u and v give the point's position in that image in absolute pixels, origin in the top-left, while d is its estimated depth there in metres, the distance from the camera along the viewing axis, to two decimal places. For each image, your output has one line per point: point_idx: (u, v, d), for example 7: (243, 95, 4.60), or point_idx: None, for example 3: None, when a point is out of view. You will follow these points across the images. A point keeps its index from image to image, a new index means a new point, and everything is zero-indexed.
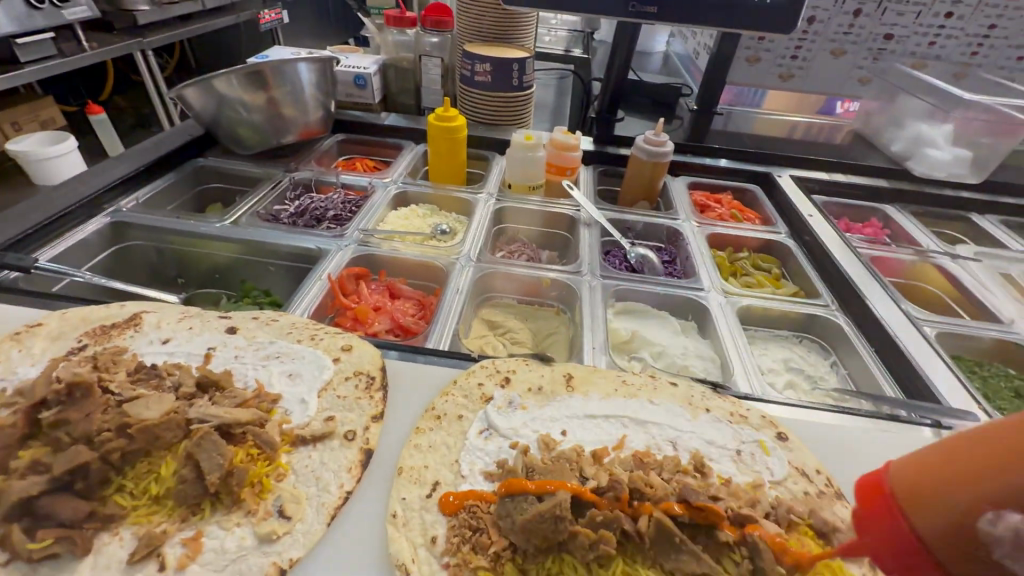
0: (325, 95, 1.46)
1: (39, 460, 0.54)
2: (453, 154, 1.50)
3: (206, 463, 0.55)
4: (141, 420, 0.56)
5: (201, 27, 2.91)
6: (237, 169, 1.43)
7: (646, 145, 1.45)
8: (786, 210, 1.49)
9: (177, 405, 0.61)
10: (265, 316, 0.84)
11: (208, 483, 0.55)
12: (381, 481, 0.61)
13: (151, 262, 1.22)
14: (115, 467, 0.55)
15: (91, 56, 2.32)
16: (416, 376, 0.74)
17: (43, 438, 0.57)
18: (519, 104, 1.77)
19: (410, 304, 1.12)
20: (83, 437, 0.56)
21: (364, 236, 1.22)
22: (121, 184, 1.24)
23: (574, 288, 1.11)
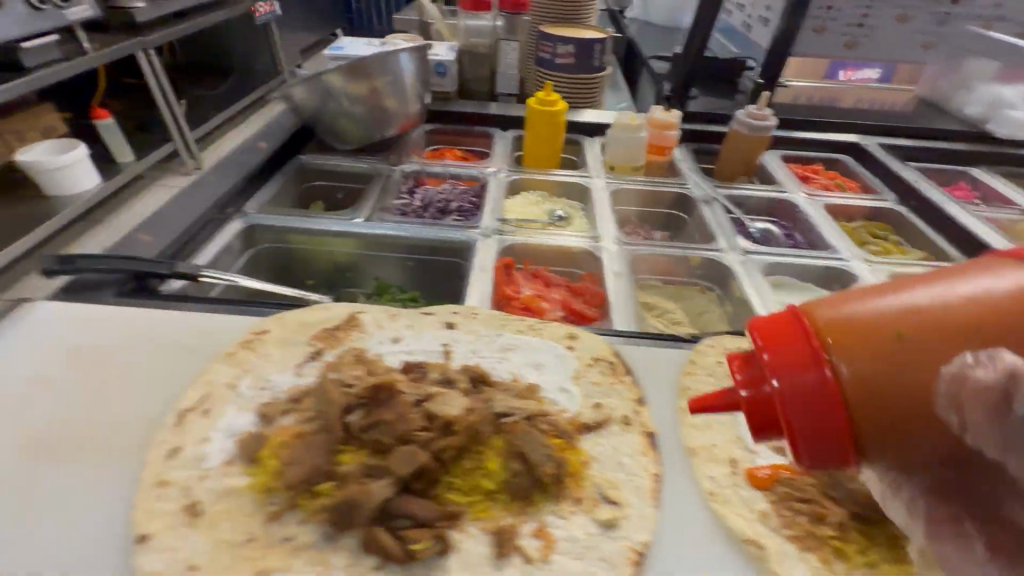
0: (423, 85, 1.41)
1: (374, 463, 0.54)
2: (553, 138, 1.47)
3: (539, 455, 0.55)
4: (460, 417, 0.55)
5: None
6: (341, 164, 1.40)
7: (748, 119, 1.45)
8: (886, 177, 1.51)
9: (473, 400, 0.61)
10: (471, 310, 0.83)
11: (544, 474, 0.55)
12: (678, 462, 0.62)
13: (284, 264, 1.21)
14: (447, 464, 0.55)
15: None
16: (652, 359, 0.75)
17: (364, 442, 0.56)
18: (597, 85, 1.74)
19: (562, 292, 1.08)
20: (408, 437, 0.56)
21: (500, 226, 1.21)
22: (243, 188, 1.22)
23: (726, 266, 1.11)
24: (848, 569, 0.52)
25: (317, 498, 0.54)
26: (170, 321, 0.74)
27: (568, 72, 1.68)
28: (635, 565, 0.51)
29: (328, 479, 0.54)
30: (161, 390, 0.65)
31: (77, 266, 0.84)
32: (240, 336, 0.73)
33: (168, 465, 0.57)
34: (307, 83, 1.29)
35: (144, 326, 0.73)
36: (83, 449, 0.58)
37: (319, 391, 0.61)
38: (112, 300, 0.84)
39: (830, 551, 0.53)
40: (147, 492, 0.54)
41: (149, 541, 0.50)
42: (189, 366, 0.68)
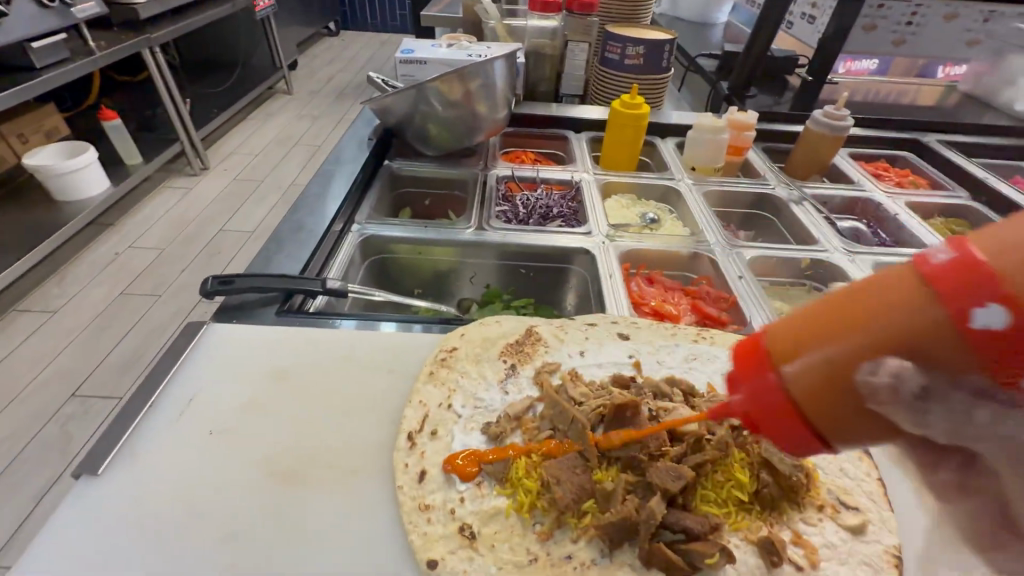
0: (511, 91, 1.41)
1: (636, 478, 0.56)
2: (633, 141, 1.46)
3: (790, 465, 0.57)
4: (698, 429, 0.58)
5: (182, 24, 2.91)
6: (432, 171, 1.40)
7: (824, 118, 1.46)
8: (954, 173, 1.56)
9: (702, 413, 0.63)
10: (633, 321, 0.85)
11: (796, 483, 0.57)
12: (891, 466, 0.65)
13: (394, 274, 1.21)
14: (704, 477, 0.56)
15: (105, 57, 2.29)
16: None
17: (615, 458, 0.58)
18: (661, 88, 1.75)
19: (678, 295, 1.12)
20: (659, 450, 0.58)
21: (610, 232, 1.21)
22: (349, 197, 1.20)
23: (836, 267, 1.15)
24: None
25: (584, 516, 0.55)
26: (359, 343, 0.76)
27: (637, 72, 1.69)
28: (896, 567, 0.54)
29: (589, 497, 0.56)
30: (382, 414, 0.67)
31: (238, 286, 0.83)
32: (430, 355, 0.74)
33: (422, 488, 0.58)
34: (406, 92, 1.29)
35: (339, 351, 0.75)
36: (335, 475, 0.59)
37: (553, 409, 0.62)
38: (274, 318, 0.83)
39: None
40: (415, 515, 0.55)
41: (441, 565, 0.52)
42: (397, 389, 0.70)
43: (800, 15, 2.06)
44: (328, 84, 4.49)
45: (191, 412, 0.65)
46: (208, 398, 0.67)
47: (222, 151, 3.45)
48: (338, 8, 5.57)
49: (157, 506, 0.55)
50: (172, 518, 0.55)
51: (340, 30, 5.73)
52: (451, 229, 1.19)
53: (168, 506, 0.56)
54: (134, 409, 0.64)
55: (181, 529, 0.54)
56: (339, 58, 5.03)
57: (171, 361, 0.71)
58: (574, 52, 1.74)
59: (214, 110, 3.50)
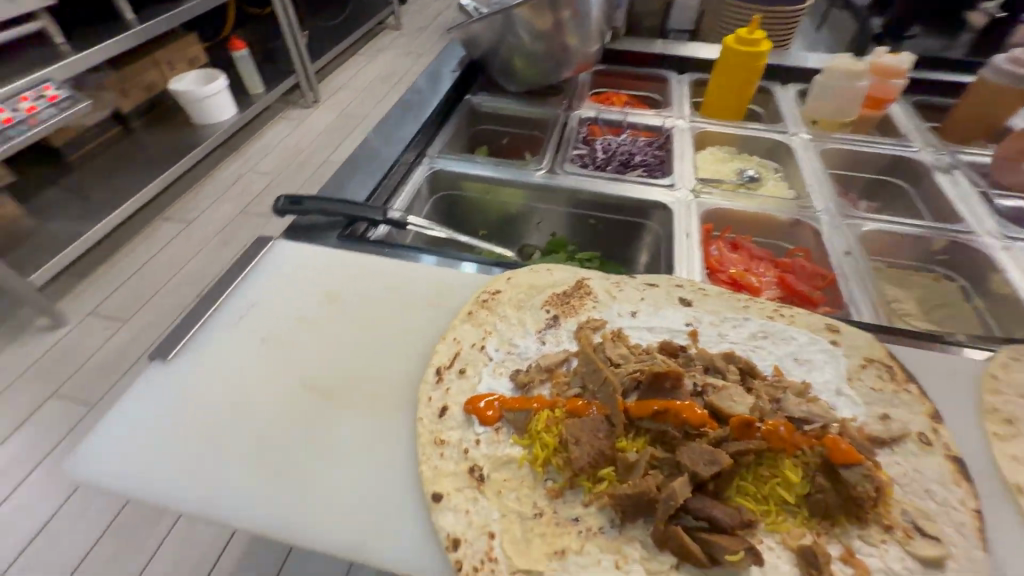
0: (607, 22, 1.27)
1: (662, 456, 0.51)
2: (745, 86, 1.27)
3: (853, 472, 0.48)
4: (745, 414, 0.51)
5: None
6: (512, 109, 1.33)
7: (1007, 66, 1.15)
8: None
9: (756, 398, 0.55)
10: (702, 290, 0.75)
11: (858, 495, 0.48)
12: (998, 500, 0.53)
13: (460, 212, 1.19)
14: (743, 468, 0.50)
15: None
16: (938, 367, 0.64)
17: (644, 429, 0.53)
18: (791, 23, 1.49)
19: (766, 265, 0.98)
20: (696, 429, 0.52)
21: (697, 188, 1.08)
22: (424, 129, 1.18)
23: (983, 253, 0.92)
24: None
25: (598, 482, 0.52)
26: (407, 275, 0.76)
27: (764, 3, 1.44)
28: None
29: (609, 464, 0.52)
30: (417, 347, 0.67)
31: (306, 207, 0.86)
32: (473, 295, 0.72)
33: (441, 424, 0.58)
34: (493, 19, 1.21)
35: (387, 280, 0.75)
36: (364, 399, 0.61)
37: (586, 367, 0.58)
38: (335, 242, 0.85)
39: None
40: (429, 446, 0.55)
41: (445, 500, 0.52)
42: (436, 324, 0.69)
43: None
44: (433, 19, 4.45)
45: (248, 320, 0.70)
46: (264, 310, 0.71)
47: (332, 85, 3.60)
48: None
49: (209, 401, 0.61)
50: (221, 415, 0.60)
51: None
52: (522, 170, 1.14)
53: (219, 402, 0.61)
54: (203, 311, 0.71)
55: (225, 426, 0.59)
56: None
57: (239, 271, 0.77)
58: None
59: (327, 43, 3.63)
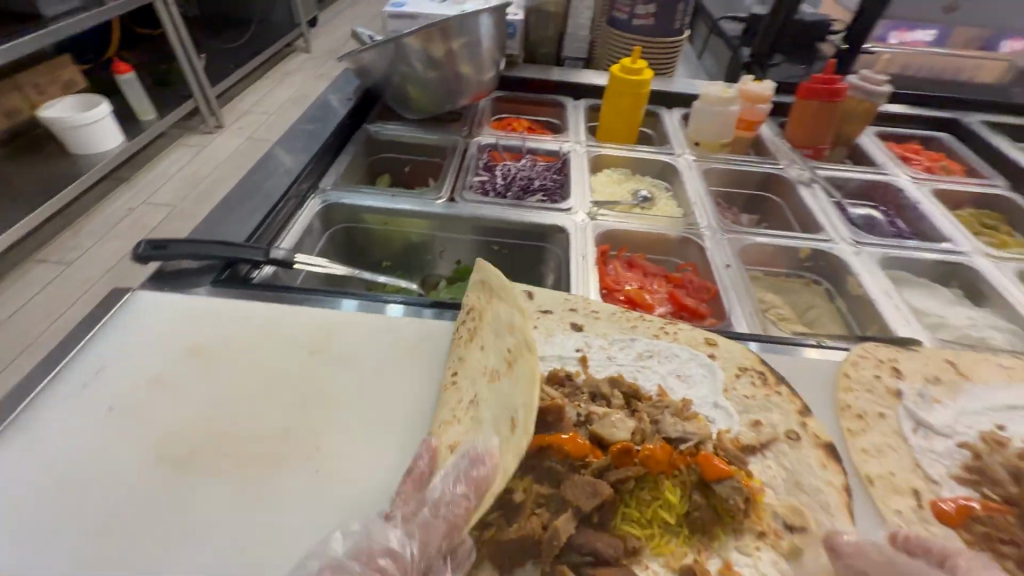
0: (499, 51, 1.31)
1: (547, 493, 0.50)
2: (633, 112, 1.35)
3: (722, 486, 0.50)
4: (619, 441, 0.53)
5: None
6: (412, 137, 1.31)
7: (863, 84, 1.35)
8: (995, 160, 1.39)
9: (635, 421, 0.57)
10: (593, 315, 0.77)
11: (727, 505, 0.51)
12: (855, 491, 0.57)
13: (360, 246, 1.15)
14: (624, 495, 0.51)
15: None
16: (801, 369, 0.70)
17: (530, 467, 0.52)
18: (671, 53, 1.61)
19: (659, 281, 1.03)
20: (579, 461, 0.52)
21: (593, 210, 1.12)
22: (315, 160, 1.13)
23: (839, 259, 1.03)
24: None
25: (486, 528, 0.50)
26: (288, 321, 0.71)
27: (647, 35, 1.55)
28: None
29: (495, 508, 0.51)
30: (293, 401, 0.62)
31: (173, 252, 0.78)
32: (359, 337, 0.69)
33: None
34: (384, 47, 1.19)
35: (263, 328, 0.70)
36: (228, 466, 0.55)
37: None
38: (208, 288, 0.78)
39: None
40: None
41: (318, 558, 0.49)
42: (320, 370, 0.66)
43: None
44: (342, 43, 4.36)
45: (91, 385, 0.61)
46: (110, 371, 0.63)
47: (234, 109, 3.39)
48: None
49: (38, 484, 0.53)
50: (54, 499, 0.52)
51: None
52: (422, 200, 1.12)
53: (53, 484, 0.53)
54: (37, 378, 0.61)
55: (50, 516, 0.50)
56: (357, 16, 4.87)
57: (85, 328, 0.67)
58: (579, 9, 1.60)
59: (226, 66, 3.42)
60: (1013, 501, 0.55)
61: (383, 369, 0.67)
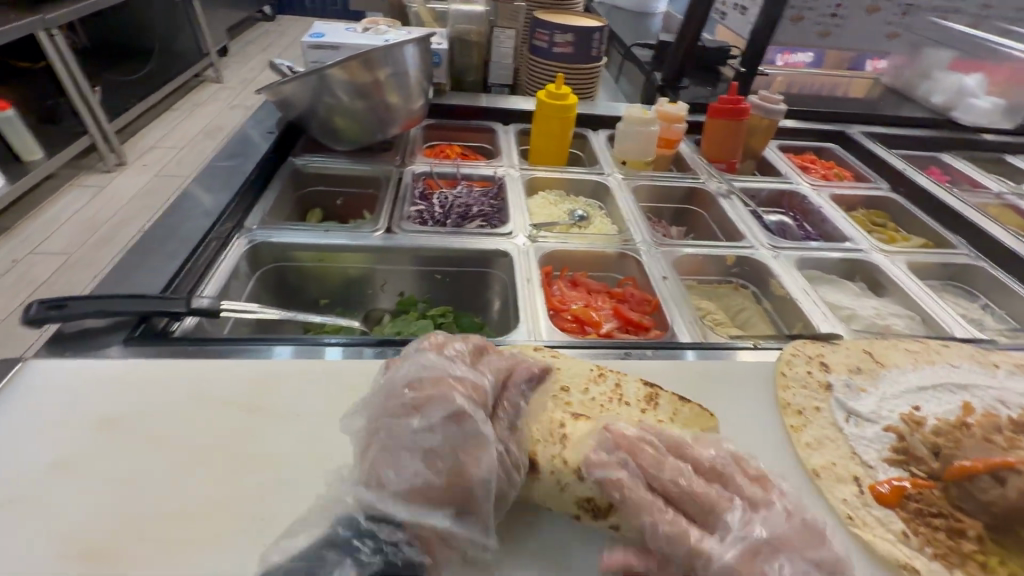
0: (427, 80, 1.31)
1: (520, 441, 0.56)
2: (562, 134, 1.40)
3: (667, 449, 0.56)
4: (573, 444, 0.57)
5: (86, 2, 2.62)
6: (344, 169, 1.27)
7: (761, 103, 1.49)
8: (876, 165, 1.58)
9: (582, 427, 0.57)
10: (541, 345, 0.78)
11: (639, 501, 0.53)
12: (804, 488, 0.60)
13: (292, 285, 1.09)
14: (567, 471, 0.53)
15: None
16: (739, 372, 0.74)
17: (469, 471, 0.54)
18: (592, 77, 1.69)
19: (602, 297, 1.05)
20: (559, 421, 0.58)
21: (533, 232, 1.13)
22: (238, 199, 1.06)
23: (762, 264, 1.11)
24: None
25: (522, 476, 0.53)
26: (217, 379, 0.68)
27: (567, 61, 1.62)
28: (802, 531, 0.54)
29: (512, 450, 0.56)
30: (229, 464, 0.59)
31: (74, 311, 0.69)
32: (305, 415, 0.65)
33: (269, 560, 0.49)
34: (306, 79, 1.15)
35: (186, 390, 0.66)
36: (158, 543, 0.52)
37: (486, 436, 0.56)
38: (120, 351, 0.70)
39: (976, 568, 0.54)
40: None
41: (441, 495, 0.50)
42: (257, 429, 0.63)
43: (732, 5, 2.05)
44: (258, 71, 4.19)
45: None
46: (1, 461, 0.57)
47: (142, 145, 3.13)
48: None
49: None
50: None
51: (275, 15, 5.40)
52: (359, 233, 1.07)
53: None
54: None
55: None
56: (273, 46, 4.70)
57: None
58: (500, 38, 1.63)
59: (131, 98, 3.17)
60: (936, 476, 0.60)
61: (331, 420, 0.64)
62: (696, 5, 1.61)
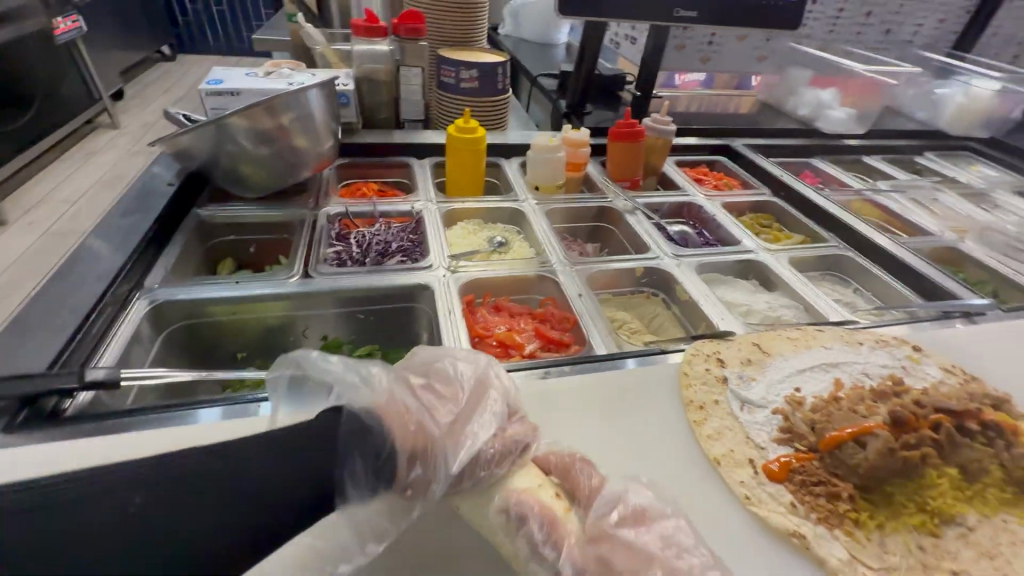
0: (335, 122, 1.32)
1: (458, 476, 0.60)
2: (475, 165, 1.47)
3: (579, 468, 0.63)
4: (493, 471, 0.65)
5: None
6: (253, 216, 1.24)
7: (655, 125, 1.63)
8: (758, 173, 1.77)
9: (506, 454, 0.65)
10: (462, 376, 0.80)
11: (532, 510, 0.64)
12: (708, 476, 0.66)
13: (206, 341, 1.03)
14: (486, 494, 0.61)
15: None
16: (646, 379, 0.80)
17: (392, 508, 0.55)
18: (500, 108, 1.77)
19: (525, 318, 1.09)
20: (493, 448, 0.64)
21: (453, 262, 1.17)
22: (136, 257, 1.00)
23: (667, 272, 1.21)
24: (868, 536, 0.61)
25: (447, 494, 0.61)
26: (117, 453, 0.64)
27: (475, 95, 1.69)
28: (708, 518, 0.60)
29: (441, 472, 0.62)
30: None
31: None
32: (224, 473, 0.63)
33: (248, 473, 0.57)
34: (204, 128, 1.13)
35: (83, 469, 0.62)
36: None
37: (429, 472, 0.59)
38: (2, 438, 0.64)
39: (851, 525, 0.61)
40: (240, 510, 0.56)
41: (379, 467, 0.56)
42: None
43: (624, 36, 2.32)
44: (160, 115, 3.96)
45: None
46: None
47: (23, 201, 2.84)
48: (172, 30, 4.99)
49: None
50: None
51: (176, 55, 5.16)
52: (271, 281, 1.05)
53: None
54: None
55: None
56: (175, 87, 4.47)
57: None
58: (408, 76, 1.67)
59: (8, 151, 2.88)
60: (814, 448, 0.68)
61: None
62: (589, 39, 1.75)
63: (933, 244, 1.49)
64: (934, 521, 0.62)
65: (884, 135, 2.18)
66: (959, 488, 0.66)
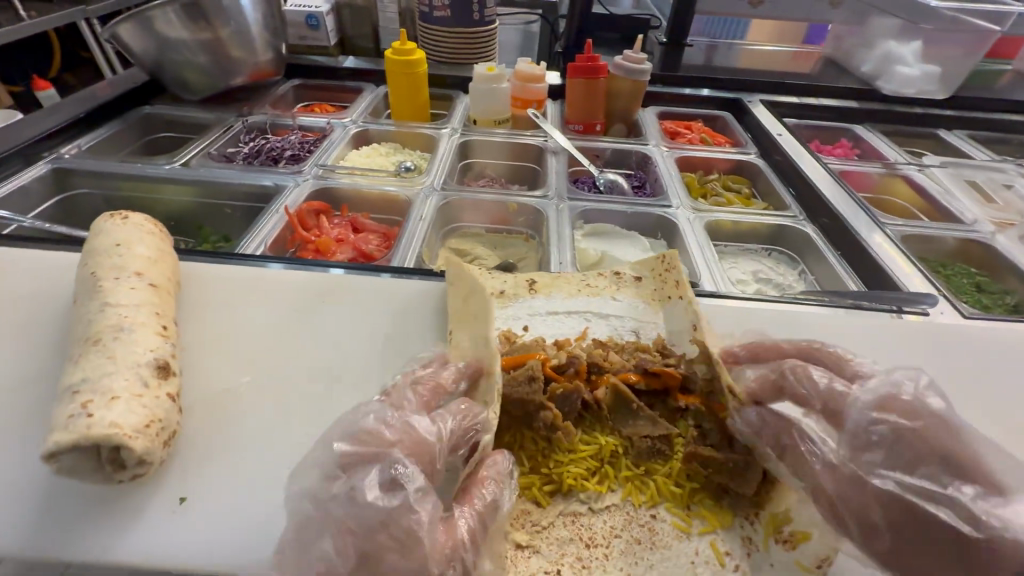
0: (273, 35, 1.41)
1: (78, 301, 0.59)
2: (413, 91, 1.42)
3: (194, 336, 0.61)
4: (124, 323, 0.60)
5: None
6: (188, 116, 1.37)
7: (625, 63, 1.40)
8: (755, 133, 1.48)
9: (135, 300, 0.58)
10: (182, 254, 0.78)
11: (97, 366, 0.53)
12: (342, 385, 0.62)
13: (101, 211, 1.15)
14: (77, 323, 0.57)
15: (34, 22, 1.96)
16: (367, 289, 0.76)
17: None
18: (482, 42, 1.69)
19: (374, 237, 1.08)
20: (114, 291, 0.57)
21: (324, 171, 1.17)
22: (56, 132, 1.16)
23: (541, 212, 1.09)
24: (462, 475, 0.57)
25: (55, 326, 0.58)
26: None
27: (447, 25, 1.64)
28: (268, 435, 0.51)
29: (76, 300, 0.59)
30: None
31: None
32: None
33: None
34: None
35: None
36: None
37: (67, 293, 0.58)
38: None
39: None
40: None
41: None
42: None
43: None
44: None
45: None
46: None
47: None
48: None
49: None
50: None
51: None
52: (153, 165, 1.14)
53: None
54: None
55: None
56: None
57: None
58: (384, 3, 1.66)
59: None
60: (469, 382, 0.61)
61: None
62: None
63: (953, 234, 1.12)
64: (546, 489, 0.56)
65: (983, 107, 1.66)
66: (612, 461, 0.59)
